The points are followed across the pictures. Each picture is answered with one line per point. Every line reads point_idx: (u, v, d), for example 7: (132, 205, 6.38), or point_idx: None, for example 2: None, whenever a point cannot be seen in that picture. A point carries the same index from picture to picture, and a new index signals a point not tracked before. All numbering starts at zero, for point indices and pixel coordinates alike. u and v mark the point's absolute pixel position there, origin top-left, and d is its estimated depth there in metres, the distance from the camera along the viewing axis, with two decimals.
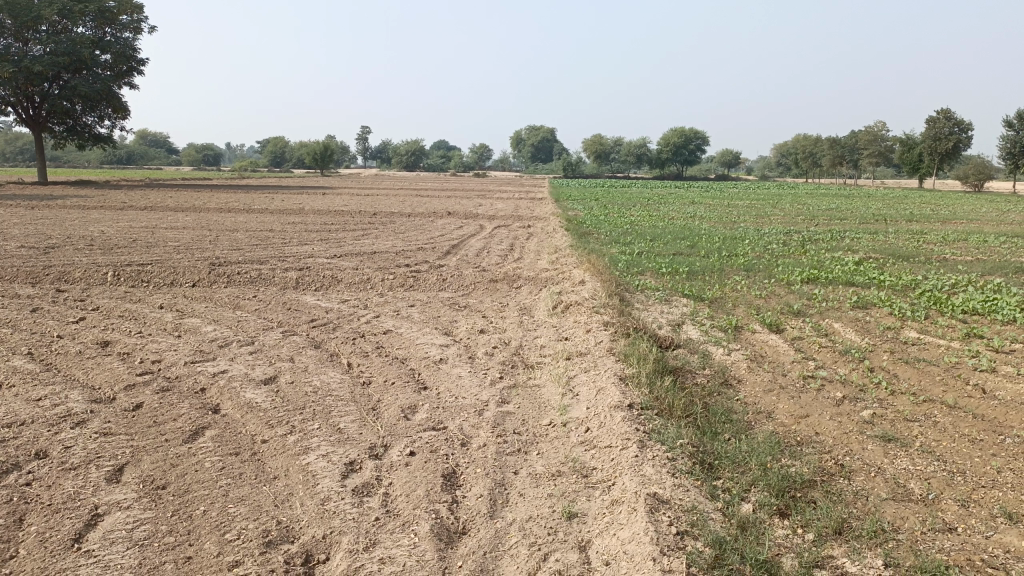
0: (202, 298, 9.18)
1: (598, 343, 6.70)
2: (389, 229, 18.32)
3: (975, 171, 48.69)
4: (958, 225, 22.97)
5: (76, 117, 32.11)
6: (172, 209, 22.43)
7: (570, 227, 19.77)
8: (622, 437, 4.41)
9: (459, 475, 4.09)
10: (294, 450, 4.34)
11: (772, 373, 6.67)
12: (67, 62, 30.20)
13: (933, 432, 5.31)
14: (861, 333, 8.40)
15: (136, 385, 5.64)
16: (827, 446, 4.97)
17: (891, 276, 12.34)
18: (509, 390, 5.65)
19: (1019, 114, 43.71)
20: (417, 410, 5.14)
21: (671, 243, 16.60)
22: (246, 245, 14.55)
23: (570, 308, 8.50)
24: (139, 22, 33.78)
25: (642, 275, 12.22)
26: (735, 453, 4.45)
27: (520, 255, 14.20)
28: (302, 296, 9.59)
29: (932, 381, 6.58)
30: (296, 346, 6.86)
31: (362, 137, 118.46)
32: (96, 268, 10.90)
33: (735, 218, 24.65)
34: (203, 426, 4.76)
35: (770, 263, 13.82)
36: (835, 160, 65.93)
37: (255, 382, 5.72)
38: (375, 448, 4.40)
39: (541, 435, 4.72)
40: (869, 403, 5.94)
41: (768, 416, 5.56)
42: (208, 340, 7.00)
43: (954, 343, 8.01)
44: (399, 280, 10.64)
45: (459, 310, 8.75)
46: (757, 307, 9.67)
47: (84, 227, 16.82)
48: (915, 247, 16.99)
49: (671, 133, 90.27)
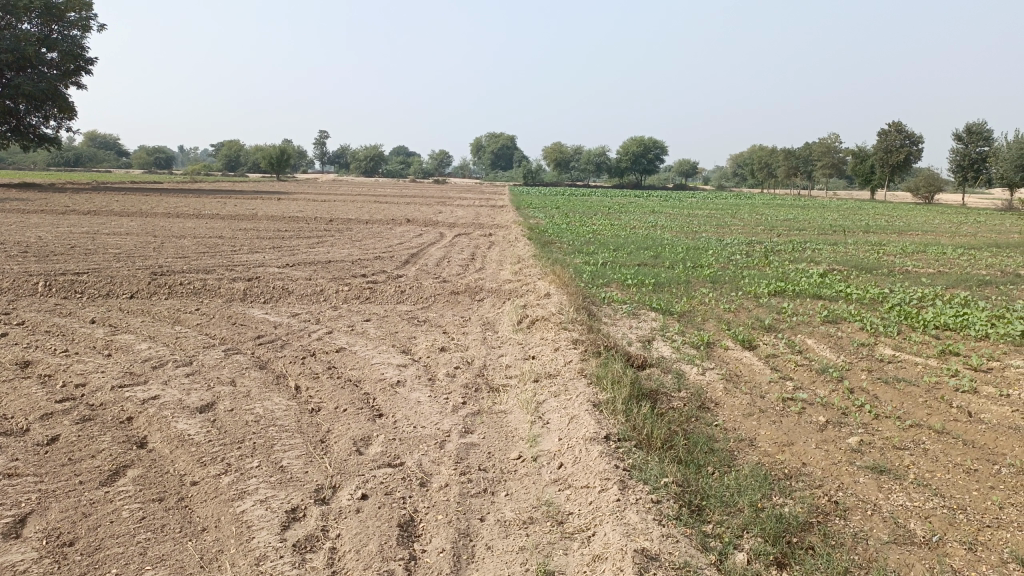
0: (139, 312, 8.51)
1: (567, 364, 6.25)
2: (345, 237, 17.73)
3: (927, 183, 49.64)
4: (915, 237, 23.16)
5: (20, 117, 30.67)
6: (116, 213, 21.47)
7: (533, 235, 19.43)
8: (600, 476, 3.96)
9: (418, 523, 3.60)
10: (227, 495, 3.79)
11: (750, 395, 6.29)
12: (10, 60, 28.85)
13: (926, 463, 4.97)
14: (835, 351, 8.10)
15: (54, 414, 5.01)
16: (817, 480, 4.60)
17: (858, 288, 12.16)
18: (472, 419, 5.15)
19: (967, 128, 44.76)
20: (371, 443, 4.63)
21: (635, 253, 16.32)
22: (192, 252, 13.83)
23: (536, 324, 8.03)
24: (87, 20, 32.48)
25: (608, 287, 11.85)
26: (722, 492, 4.03)
27: (481, 265, 13.77)
28: (250, 309, 8.96)
29: (915, 403, 6.28)
30: (239, 366, 6.29)
31: (320, 143, 116.86)
32: (27, 278, 10.11)
33: (696, 227, 24.60)
34: (125, 465, 4.18)
35: (736, 275, 13.55)
36: (790, 171, 66.95)
37: (190, 409, 5.14)
38: (322, 490, 3.88)
39: (509, 472, 4.26)
40: (854, 429, 5.60)
41: (751, 444, 5.18)
42: (141, 361, 6.38)
43: (932, 361, 7.75)
44: (354, 291, 10.07)
45: (417, 325, 8.25)
46: (728, 322, 9.34)
47: (19, 233, 15.85)
48: (877, 259, 16.96)
49: (632, 142, 90.70)
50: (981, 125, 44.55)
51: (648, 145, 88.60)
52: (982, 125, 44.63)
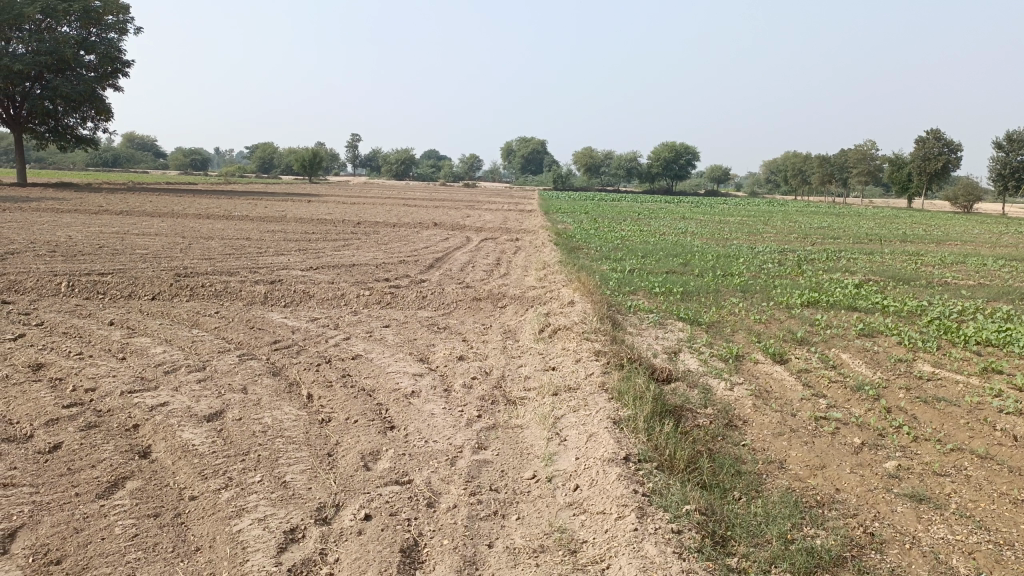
0: (158, 314, 8.45)
1: (589, 377, 6.01)
2: (371, 240, 17.62)
3: (965, 192, 48.46)
4: (954, 247, 22.50)
5: (58, 118, 31.16)
6: (147, 213, 21.70)
7: (560, 240, 19.21)
8: (618, 502, 3.72)
9: (422, 549, 3.40)
10: (225, 512, 3.63)
11: (781, 413, 6.00)
12: (50, 62, 29.37)
13: (969, 491, 4.65)
14: (871, 367, 7.75)
15: (60, 421, 4.90)
16: (851, 509, 4.31)
17: (895, 300, 11.75)
18: (487, 434, 4.94)
19: (1008, 135, 43.69)
20: (379, 458, 4.44)
21: (663, 260, 16.00)
22: (218, 254, 13.80)
23: (558, 333, 7.79)
24: (125, 23, 32.91)
25: (634, 296, 11.57)
26: (749, 522, 3.78)
27: (506, 270, 13.57)
28: (269, 313, 8.85)
29: (956, 424, 5.94)
30: (251, 373, 6.14)
31: (352, 145, 117.71)
32: (51, 277, 10.13)
33: (727, 234, 24.18)
34: (124, 477, 4.03)
35: (768, 284, 13.19)
36: (824, 178, 65.90)
37: (197, 418, 5.00)
38: (324, 510, 3.70)
39: (522, 493, 4.04)
40: (892, 452, 5.29)
41: (780, 467, 4.91)
42: (153, 365, 6.26)
43: (973, 379, 7.37)
44: (375, 296, 9.91)
45: (437, 333, 8.06)
46: (758, 334, 9.03)
47: (50, 232, 15.99)
48: (915, 269, 16.44)
49: (663, 147, 90.01)
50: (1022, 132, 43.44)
51: (680, 151, 87.76)
52: None
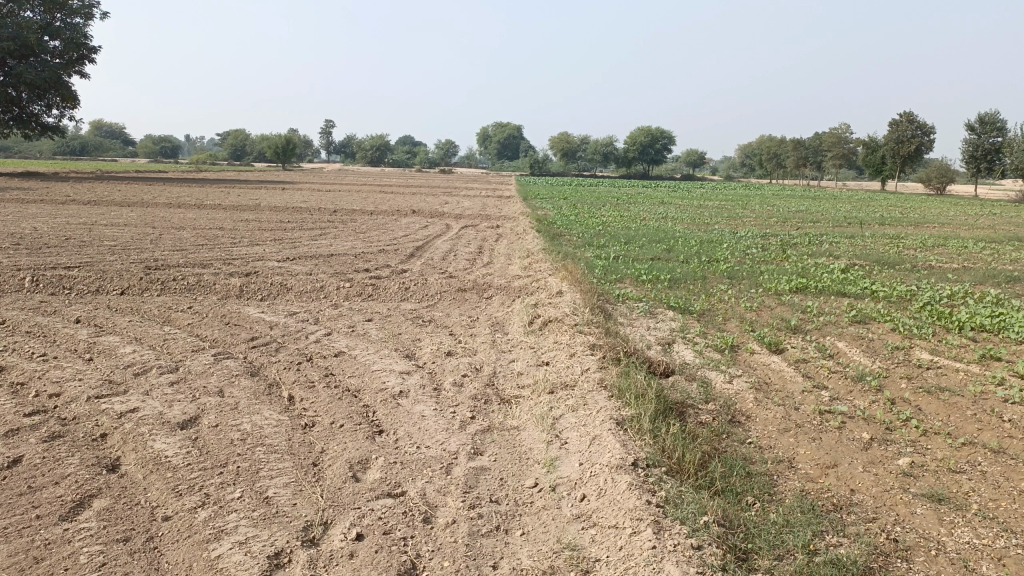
0: (128, 310, 8.04)
1: (585, 373, 5.73)
2: (349, 229, 17.18)
3: (938, 174, 48.87)
4: (934, 229, 22.53)
5: (23, 106, 30.18)
6: (117, 203, 21.05)
7: (541, 227, 18.92)
8: (630, 515, 3.46)
9: (421, 573, 3.11)
10: (201, 536, 3.31)
11: (784, 407, 5.77)
12: (13, 48, 28.36)
13: (988, 490, 4.44)
14: (869, 355, 7.55)
15: (20, 431, 4.53)
16: (870, 513, 4.08)
17: (884, 285, 11.61)
18: (482, 437, 4.66)
19: (980, 118, 44.04)
20: (369, 467, 4.13)
21: (647, 246, 15.78)
22: (191, 245, 13.33)
23: (549, 325, 7.50)
24: (90, 8, 31.92)
25: (621, 284, 11.33)
26: (768, 532, 3.54)
27: (489, 259, 13.26)
28: (245, 308, 8.46)
29: (964, 416, 5.74)
30: (228, 374, 5.78)
31: (326, 131, 116.38)
32: (14, 272, 9.63)
33: (707, 219, 24.03)
34: (90, 495, 3.69)
35: (754, 270, 13.00)
36: (799, 162, 66.17)
37: (171, 425, 4.65)
38: (311, 530, 3.40)
39: (526, 505, 3.76)
40: (903, 448, 5.08)
41: (791, 466, 4.68)
42: (123, 366, 5.89)
43: (973, 367, 7.19)
44: (356, 288, 9.55)
45: (423, 326, 7.73)
46: (751, 322, 8.81)
47: (14, 224, 15.37)
48: (899, 253, 16.36)
49: (640, 132, 89.81)
50: (993, 115, 43.75)
51: (656, 135, 87.65)
52: (995, 115, 43.73)
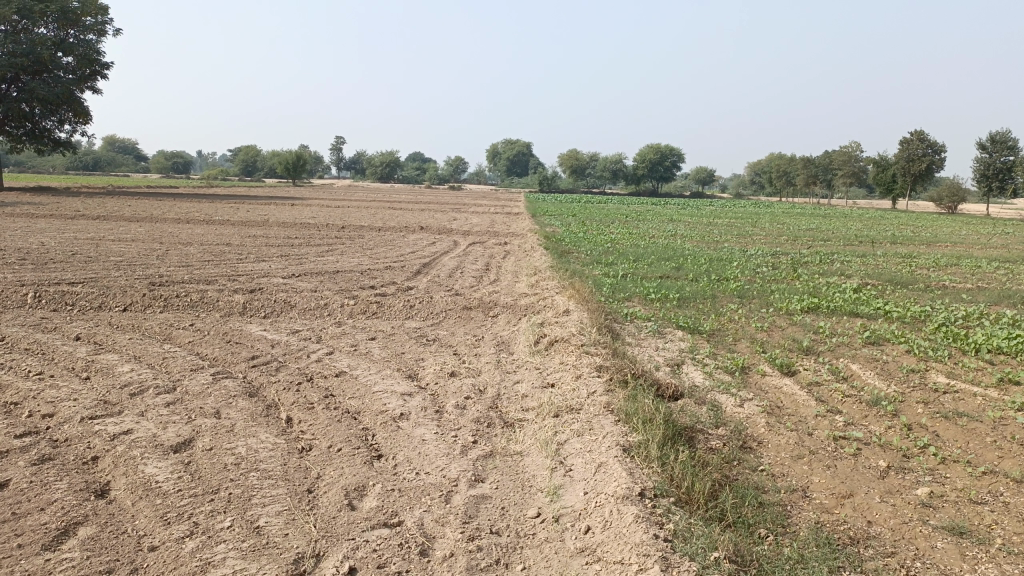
0: (130, 327, 7.94)
1: (591, 396, 5.57)
2: (357, 245, 17.11)
3: (950, 193, 48.57)
4: (946, 248, 22.29)
5: (35, 121, 30.37)
6: (126, 218, 21.07)
7: (549, 244, 18.82)
8: (637, 550, 3.30)
9: None
10: (188, 568, 3.17)
11: (796, 433, 5.59)
12: (25, 64, 28.55)
13: (1012, 522, 4.25)
14: (884, 378, 7.35)
15: (9, 453, 4.40)
16: (888, 547, 3.90)
17: (897, 305, 11.41)
18: (484, 463, 4.50)
19: (991, 137, 43.81)
20: (366, 494, 3.98)
21: (655, 264, 15.62)
22: (197, 261, 13.26)
23: (555, 346, 7.35)
24: (103, 25, 32.17)
25: (629, 302, 11.18)
26: (782, 568, 3.37)
27: (496, 277, 13.13)
28: (248, 325, 8.35)
29: (983, 443, 5.54)
30: (226, 394, 5.65)
31: (337, 148, 116.94)
32: (17, 288, 9.56)
33: (716, 236, 23.87)
34: (75, 522, 3.55)
35: (764, 289, 12.82)
36: (809, 180, 66.01)
37: (164, 448, 4.52)
38: (303, 562, 3.25)
39: (527, 536, 3.60)
40: (922, 477, 4.88)
41: (804, 495, 4.50)
42: (120, 386, 5.77)
43: (991, 391, 6.99)
44: (360, 306, 9.43)
45: (427, 346, 7.59)
46: (762, 343, 8.63)
47: (21, 239, 15.35)
48: (911, 272, 16.15)
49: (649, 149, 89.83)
50: (1005, 134, 43.55)
51: (666, 153, 87.68)
52: (1006, 134, 43.55)
